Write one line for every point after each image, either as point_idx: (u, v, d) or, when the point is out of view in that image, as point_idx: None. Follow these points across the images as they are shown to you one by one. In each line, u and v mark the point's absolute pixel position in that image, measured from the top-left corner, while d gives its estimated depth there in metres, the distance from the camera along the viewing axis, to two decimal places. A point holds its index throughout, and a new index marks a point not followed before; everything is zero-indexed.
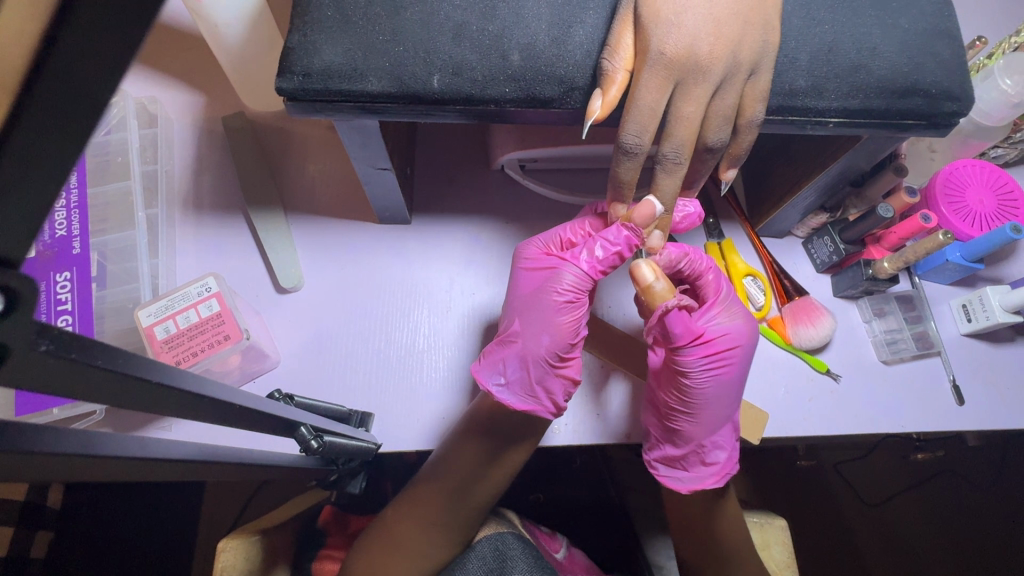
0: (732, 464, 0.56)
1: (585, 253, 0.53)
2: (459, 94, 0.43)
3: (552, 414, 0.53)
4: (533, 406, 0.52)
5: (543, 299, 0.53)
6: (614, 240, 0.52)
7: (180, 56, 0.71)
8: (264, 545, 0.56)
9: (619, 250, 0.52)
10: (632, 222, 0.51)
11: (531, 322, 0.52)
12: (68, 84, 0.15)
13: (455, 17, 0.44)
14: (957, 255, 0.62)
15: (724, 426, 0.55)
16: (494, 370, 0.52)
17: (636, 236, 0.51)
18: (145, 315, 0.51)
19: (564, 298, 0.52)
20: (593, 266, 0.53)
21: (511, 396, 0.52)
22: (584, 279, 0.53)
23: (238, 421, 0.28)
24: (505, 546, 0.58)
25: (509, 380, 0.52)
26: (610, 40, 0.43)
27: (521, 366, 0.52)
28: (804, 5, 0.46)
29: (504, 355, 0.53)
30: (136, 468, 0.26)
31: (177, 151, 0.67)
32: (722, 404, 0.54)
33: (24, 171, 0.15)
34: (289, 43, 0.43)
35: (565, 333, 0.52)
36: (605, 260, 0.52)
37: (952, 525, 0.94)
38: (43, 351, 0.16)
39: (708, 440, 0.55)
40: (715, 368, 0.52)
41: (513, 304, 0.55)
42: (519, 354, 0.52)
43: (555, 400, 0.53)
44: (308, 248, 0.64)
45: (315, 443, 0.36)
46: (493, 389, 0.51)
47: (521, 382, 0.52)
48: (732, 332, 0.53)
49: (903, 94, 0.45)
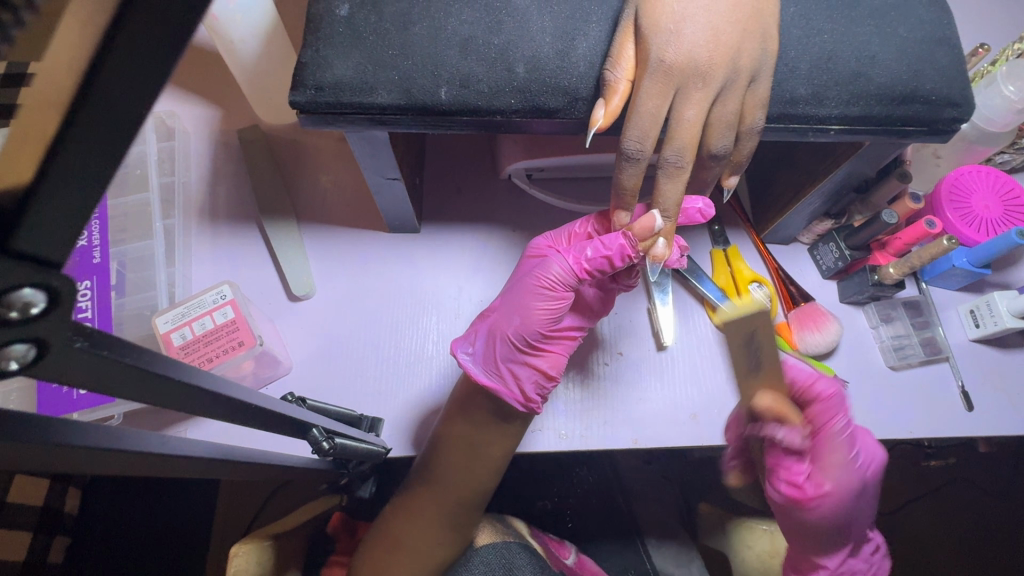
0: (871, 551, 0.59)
1: (577, 249, 0.53)
2: (466, 104, 0.44)
3: (516, 401, 0.54)
4: (496, 383, 0.54)
5: (526, 282, 0.54)
6: (609, 245, 0.51)
7: (196, 72, 0.74)
8: (275, 549, 0.57)
9: (608, 256, 0.51)
10: (630, 232, 0.49)
11: (510, 302, 0.55)
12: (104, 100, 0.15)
13: (461, 31, 0.45)
14: (963, 260, 0.62)
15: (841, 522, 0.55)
16: (467, 340, 0.55)
17: (631, 246, 0.50)
18: (162, 322, 0.53)
19: (545, 287, 0.53)
20: (580, 264, 0.52)
21: (476, 367, 0.54)
22: (569, 274, 0.53)
23: (253, 420, 0.28)
24: (512, 555, 0.60)
25: (475, 352, 0.55)
26: (612, 52, 0.44)
27: (489, 342, 0.55)
28: (802, 16, 0.47)
29: (478, 327, 0.56)
30: (158, 462, 0.27)
31: (193, 164, 0.69)
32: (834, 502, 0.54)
33: (65, 183, 0.16)
34: (302, 58, 0.45)
35: (537, 318, 0.53)
36: (593, 260, 0.52)
37: (968, 533, 0.92)
38: (78, 347, 0.18)
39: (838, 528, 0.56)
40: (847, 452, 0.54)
41: (507, 286, 0.57)
42: (488, 328, 0.55)
43: (519, 387, 0.54)
44: (319, 257, 0.66)
45: (327, 444, 0.37)
46: (459, 357, 0.54)
47: (487, 356, 0.55)
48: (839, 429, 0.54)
49: (903, 101, 0.46)
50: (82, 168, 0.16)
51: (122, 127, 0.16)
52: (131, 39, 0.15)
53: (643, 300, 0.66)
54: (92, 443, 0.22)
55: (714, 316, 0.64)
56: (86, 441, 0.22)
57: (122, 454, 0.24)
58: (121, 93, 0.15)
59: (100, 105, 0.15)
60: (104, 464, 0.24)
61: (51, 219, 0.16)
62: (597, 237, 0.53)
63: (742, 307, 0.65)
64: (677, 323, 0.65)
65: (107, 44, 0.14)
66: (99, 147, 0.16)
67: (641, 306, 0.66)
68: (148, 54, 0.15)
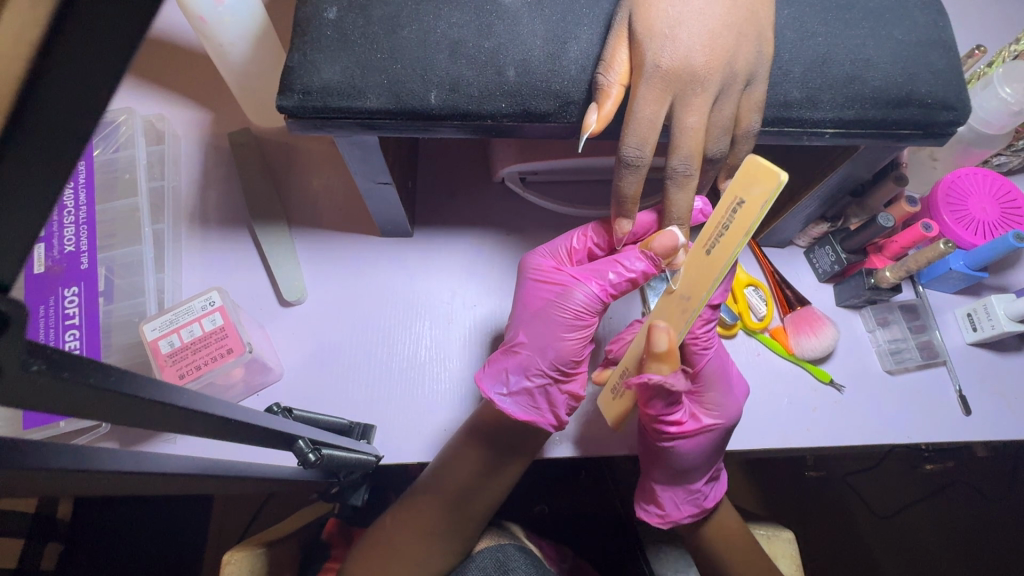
0: (724, 485, 0.63)
1: (599, 274, 0.53)
2: (456, 109, 0.43)
3: (553, 427, 0.54)
4: (536, 417, 0.54)
5: (552, 314, 0.53)
6: (632, 267, 0.52)
7: (186, 75, 0.73)
8: (269, 558, 0.56)
9: (635, 278, 0.52)
10: (652, 252, 0.50)
11: (537, 334, 0.53)
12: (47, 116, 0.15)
13: (451, 35, 0.45)
14: (960, 263, 0.62)
15: (709, 456, 0.58)
16: (498, 380, 0.53)
17: (654, 266, 0.51)
18: (150, 329, 0.52)
19: (573, 316, 0.53)
20: (606, 289, 0.53)
21: (514, 406, 0.53)
22: (596, 299, 0.53)
23: (235, 435, 0.28)
24: (506, 556, 0.58)
25: (511, 390, 0.53)
26: (605, 55, 0.44)
27: (522, 378, 0.53)
28: (796, 18, 0.47)
29: (507, 365, 0.54)
30: (136, 481, 0.26)
31: (183, 168, 0.68)
32: (708, 435, 0.57)
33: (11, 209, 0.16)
34: (290, 62, 0.44)
35: (569, 348, 0.53)
36: (618, 285, 0.53)
37: (970, 537, 0.92)
38: (34, 370, 0.17)
39: (695, 467, 0.59)
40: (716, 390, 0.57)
41: (521, 315, 0.55)
42: (521, 366, 0.53)
43: (557, 414, 0.54)
44: (310, 261, 0.65)
45: (313, 456, 0.36)
46: (496, 399, 0.52)
47: (523, 392, 0.53)
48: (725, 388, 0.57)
49: (899, 104, 0.45)
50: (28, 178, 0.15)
51: (71, 135, 0.15)
52: (73, 42, 0.14)
53: (639, 303, 0.65)
54: (63, 465, 0.22)
55: None
56: (58, 462, 0.22)
57: (101, 475, 0.23)
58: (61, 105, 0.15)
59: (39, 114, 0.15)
60: (78, 485, 0.23)
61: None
62: (615, 259, 0.53)
63: (738, 312, 0.64)
64: None
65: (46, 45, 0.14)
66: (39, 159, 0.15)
67: (636, 310, 0.64)
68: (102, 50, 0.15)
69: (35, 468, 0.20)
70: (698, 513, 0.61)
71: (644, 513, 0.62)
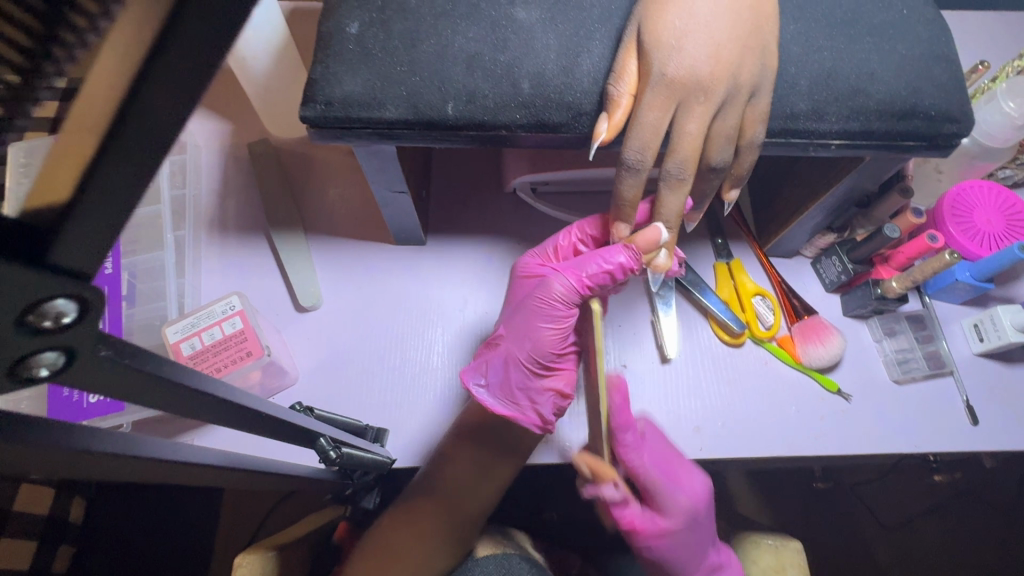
0: (729, 553, 0.64)
1: (575, 266, 0.53)
2: (472, 119, 0.45)
3: (536, 425, 0.54)
4: (513, 411, 0.54)
5: (530, 306, 0.54)
6: (609, 260, 0.52)
7: (207, 87, 0.75)
8: (281, 560, 0.57)
9: (611, 270, 0.51)
10: (633, 246, 0.51)
11: (516, 326, 0.55)
12: (149, 121, 0.16)
13: (467, 48, 0.46)
14: (966, 274, 0.63)
15: (697, 541, 0.60)
16: (478, 372, 0.55)
17: (633, 260, 0.51)
18: (172, 332, 0.54)
19: (550, 307, 0.54)
20: (581, 281, 0.53)
21: (491, 399, 0.54)
22: (573, 291, 0.53)
23: (261, 428, 0.29)
24: (510, 565, 0.58)
25: (489, 383, 0.54)
26: (616, 67, 0.45)
27: (502, 370, 0.54)
28: (802, 34, 0.48)
29: (489, 357, 0.55)
30: (169, 468, 0.27)
31: (204, 176, 0.70)
32: (684, 535, 0.59)
33: (105, 201, 0.17)
34: (312, 75, 0.46)
35: (547, 340, 0.54)
36: (593, 276, 0.52)
37: (979, 551, 0.92)
38: (103, 355, 0.19)
39: (694, 563, 0.60)
40: (675, 468, 0.58)
41: (506, 311, 0.57)
42: (501, 357, 0.55)
43: (538, 411, 0.54)
44: (327, 268, 0.67)
45: (334, 454, 0.37)
46: (473, 389, 0.53)
47: (501, 385, 0.54)
48: (694, 489, 0.59)
49: (903, 116, 0.46)
50: (118, 173, 0.17)
51: (162, 133, 0.17)
52: (174, 54, 0.15)
53: (648, 312, 0.66)
54: (108, 446, 0.23)
55: (718, 329, 0.65)
56: (103, 443, 0.23)
57: (141, 460, 0.25)
58: (155, 105, 0.16)
59: (138, 115, 0.16)
60: (119, 468, 0.25)
61: (84, 235, 0.17)
62: (595, 253, 0.53)
63: (747, 320, 0.65)
64: (682, 335, 0.65)
65: (150, 61, 0.15)
66: (129, 168, 0.17)
67: (646, 319, 0.65)
68: (194, 57, 0.16)
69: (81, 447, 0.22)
70: None
71: None
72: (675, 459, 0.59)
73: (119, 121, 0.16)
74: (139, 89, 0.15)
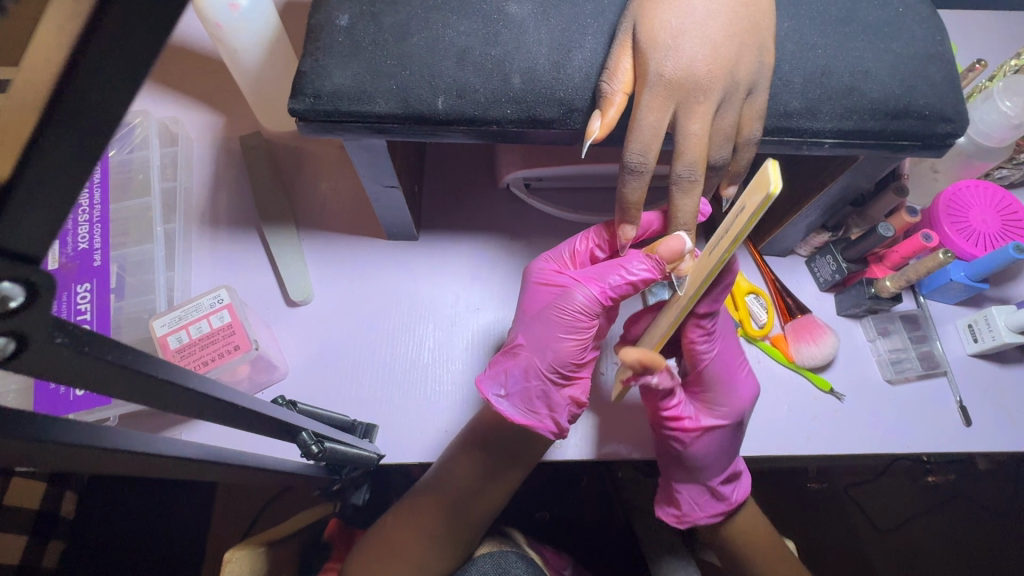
0: (745, 488, 0.62)
1: (599, 277, 0.53)
2: (463, 114, 0.45)
3: (552, 434, 0.53)
4: (533, 421, 0.53)
5: (551, 315, 0.54)
6: (634, 270, 0.52)
7: (199, 80, 0.74)
8: (268, 557, 0.56)
9: (636, 281, 0.52)
10: (658, 255, 0.49)
11: (535, 335, 0.54)
12: (84, 96, 0.15)
13: (458, 42, 0.46)
14: (961, 274, 0.62)
15: (725, 452, 0.58)
16: (496, 380, 0.53)
17: (658, 271, 0.51)
18: (160, 325, 0.53)
19: (572, 317, 0.54)
20: (606, 291, 0.53)
21: (511, 408, 0.52)
22: (596, 302, 0.54)
23: (238, 423, 0.28)
24: (507, 562, 0.57)
25: (510, 392, 0.53)
26: (609, 64, 0.45)
27: (522, 379, 0.53)
28: (796, 31, 0.48)
29: (508, 366, 0.54)
30: (147, 463, 0.27)
31: (195, 169, 0.70)
32: (722, 432, 0.57)
33: (50, 182, 0.16)
34: (302, 68, 0.46)
35: (568, 350, 0.54)
36: (619, 287, 0.52)
37: (971, 552, 0.92)
38: (58, 343, 0.18)
39: (713, 470, 0.59)
40: (730, 360, 0.59)
41: (522, 318, 0.56)
42: (521, 367, 0.53)
43: (556, 419, 0.53)
44: (318, 264, 0.66)
45: (316, 448, 0.37)
46: (493, 399, 0.52)
47: (521, 394, 0.53)
48: (745, 391, 0.58)
49: (896, 116, 0.46)
50: (65, 158, 0.16)
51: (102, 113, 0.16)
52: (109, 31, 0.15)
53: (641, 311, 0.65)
54: (86, 440, 0.23)
55: None
56: (75, 437, 0.23)
57: (117, 453, 0.25)
58: (100, 89, 0.15)
59: (77, 95, 0.15)
60: (93, 464, 0.24)
61: (32, 218, 0.16)
62: (619, 264, 0.53)
63: (739, 318, 0.65)
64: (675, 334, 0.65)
65: (88, 36, 0.14)
66: (81, 146, 0.16)
67: None
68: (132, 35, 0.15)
69: (51, 441, 0.21)
70: (716, 518, 0.61)
71: (661, 514, 0.62)
72: (735, 352, 0.60)
73: (56, 101, 0.15)
74: (74, 68, 0.15)
